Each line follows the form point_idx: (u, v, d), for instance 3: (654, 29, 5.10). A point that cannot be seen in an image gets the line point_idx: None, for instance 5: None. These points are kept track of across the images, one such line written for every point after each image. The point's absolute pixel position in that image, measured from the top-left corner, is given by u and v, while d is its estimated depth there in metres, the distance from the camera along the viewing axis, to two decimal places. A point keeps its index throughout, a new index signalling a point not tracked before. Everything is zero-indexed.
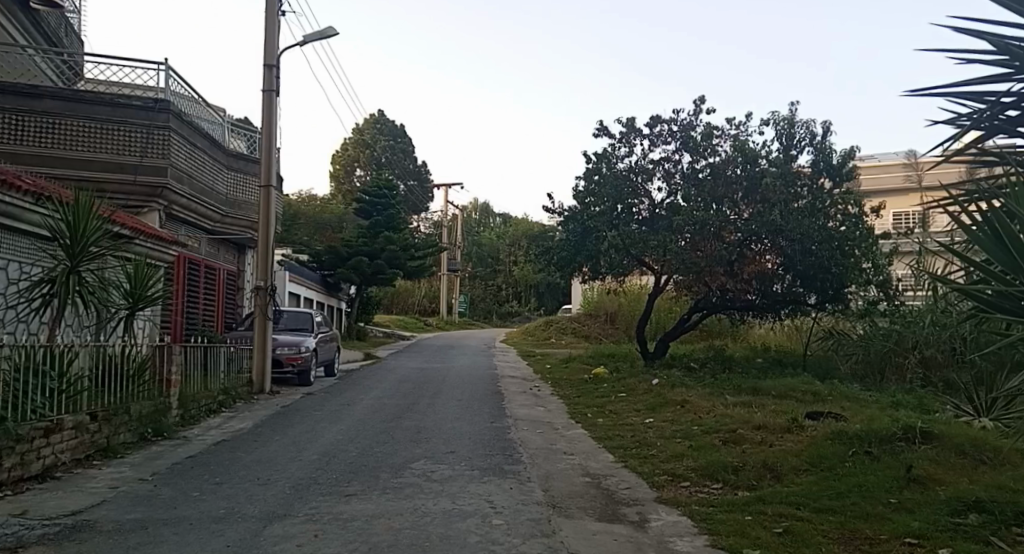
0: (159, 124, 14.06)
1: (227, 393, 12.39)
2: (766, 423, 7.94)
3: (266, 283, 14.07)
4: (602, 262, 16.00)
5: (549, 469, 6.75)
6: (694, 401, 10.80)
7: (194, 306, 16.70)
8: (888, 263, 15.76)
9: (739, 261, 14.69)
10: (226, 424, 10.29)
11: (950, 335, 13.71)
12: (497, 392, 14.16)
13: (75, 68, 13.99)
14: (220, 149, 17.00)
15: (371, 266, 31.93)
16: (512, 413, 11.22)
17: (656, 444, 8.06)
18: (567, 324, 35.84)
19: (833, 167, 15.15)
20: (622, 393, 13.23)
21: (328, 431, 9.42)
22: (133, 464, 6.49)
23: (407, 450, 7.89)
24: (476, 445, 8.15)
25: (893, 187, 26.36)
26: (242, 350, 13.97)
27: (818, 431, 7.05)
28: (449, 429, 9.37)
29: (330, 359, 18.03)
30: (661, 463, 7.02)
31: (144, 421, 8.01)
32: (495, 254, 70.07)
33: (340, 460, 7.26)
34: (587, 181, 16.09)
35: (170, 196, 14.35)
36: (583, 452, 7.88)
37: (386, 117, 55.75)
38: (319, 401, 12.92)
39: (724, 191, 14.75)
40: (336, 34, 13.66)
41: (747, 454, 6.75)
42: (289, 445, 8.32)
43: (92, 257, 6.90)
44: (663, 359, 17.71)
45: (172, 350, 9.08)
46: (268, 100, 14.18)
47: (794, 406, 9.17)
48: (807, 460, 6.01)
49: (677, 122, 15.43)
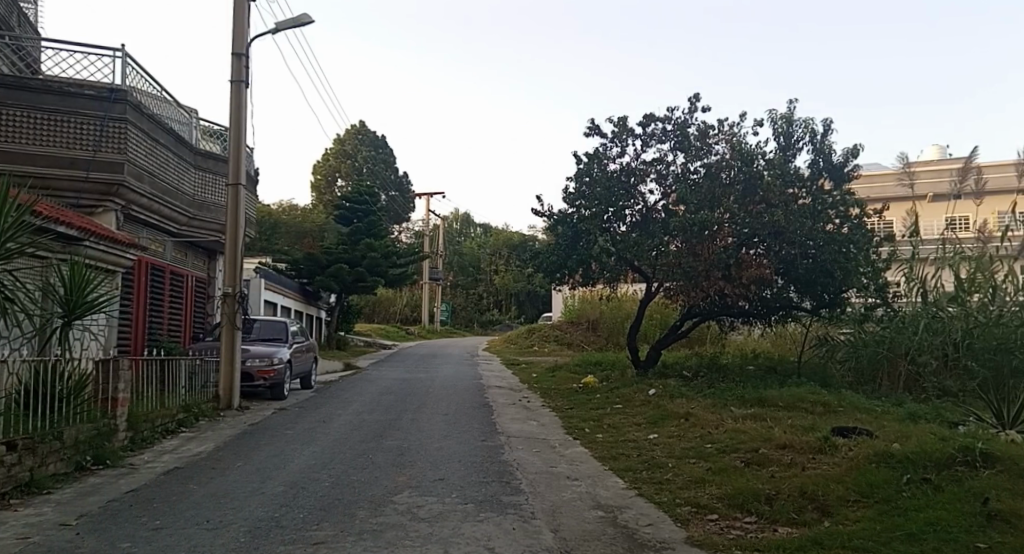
0: (115, 115, 13.05)
1: (188, 410, 11.43)
2: (792, 441, 6.95)
3: (235, 289, 13.06)
4: (594, 266, 15.11)
5: (554, 502, 5.88)
6: (699, 413, 9.87)
7: (157, 315, 15.59)
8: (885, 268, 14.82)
9: (733, 265, 13.30)
10: (182, 447, 9.47)
11: (943, 341, 12.62)
12: (484, 405, 13.18)
13: (29, 61, 12.95)
14: (186, 148, 15.96)
15: (351, 274, 30.94)
16: (504, 428, 10.30)
17: (668, 465, 7.15)
18: (551, 333, 34.87)
19: (836, 168, 14.16)
20: (617, 404, 12.32)
21: (300, 455, 8.47)
22: (58, 503, 6.28)
23: (387, 477, 7.01)
24: (468, 470, 7.25)
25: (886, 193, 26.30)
26: (206, 363, 12.88)
27: (856, 450, 6.09)
28: (435, 449, 8.50)
29: (306, 371, 16.96)
30: (680, 491, 6.15)
31: (82, 447, 7.85)
32: (477, 262, 68.75)
33: (308, 494, 6.39)
34: (577, 182, 15.14)
35: (127, 195, 13.31)
36: (590, 477, 6.98)
37: (367, 127, 54.73)
38: (292, 417, 11.87)
39: (720, 192, 13.66)
40: (311, 22, 12.76)
41: (778, 479, 5.87)
42: (253, 476, 7.41)
43: (8, 257, 5.89)
44: (655, 368, 16.82)
45: (118, 367, 8.81)
46: (237, 91, 13.21)
47: (813, 420, 8.14)
48: (855, 488, 5.12)
49: (671, 120, 14.47)
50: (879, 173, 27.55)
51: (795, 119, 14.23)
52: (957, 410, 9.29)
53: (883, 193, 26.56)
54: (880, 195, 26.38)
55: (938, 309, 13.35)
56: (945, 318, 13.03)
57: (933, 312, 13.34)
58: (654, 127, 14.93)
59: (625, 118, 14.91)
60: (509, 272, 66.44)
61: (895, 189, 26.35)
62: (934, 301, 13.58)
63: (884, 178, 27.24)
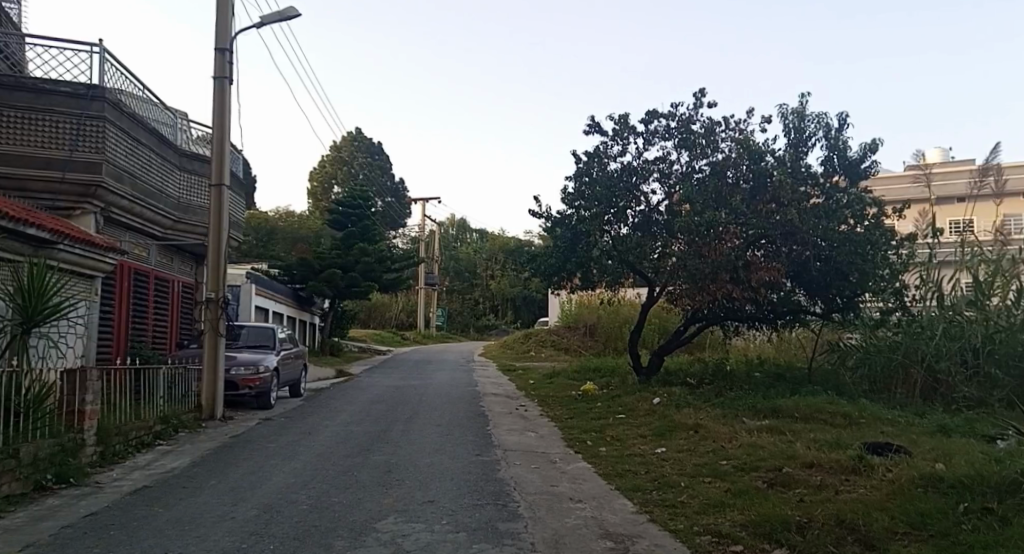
0: (92, 113, 12.33)
1: (167, 422, 10.75)
2: (819, 459, 6.29)
3: (217, 295, 12.39)
4: (593, 269, 14.46)
5: (557, 529, 5.24)
6: (709, 425, 9.18)
7: (140, 322, 14.88)
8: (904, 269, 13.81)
9: (743, 267, 12.51)
10: (155, 462, 8.79)
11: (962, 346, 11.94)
12: (479, 415, 12.51)
13: (16, 67, 12.33)
14: (170, 148, 15.25)
15: (345, 279, 30.21)
16: (500, 440, 9.63)
17: (680, 484, 6.50)
18: (547, 338, 34.21)
19: (852, 165, 13.49)
20: (621, 414, 11.64)
21: (281, 472, 7.81)
22: (5, 531, 5.62)
23: (372, 499, 6.36)
24: (462, 490, 6.60)
25: (903, 195, 25.54)
26: (187, 372, 12.20)
27: (896, 472, 5.49)
28: (426, 465, 7.85)
29: (294, 379, 16.24)
30: (696, 516, 5.51)
31: (42, 465, 7.14)
32: (473, 268, 68.11)
33: (282, 521, 5.73)
34: (577, 182, 14.49)
35: (105, 196, 12.60)
36: (595, 498, 6.32)
37: (363, 134, 54.05)
38: (277, 429, 11.20)
39: (727, 191, 13.02)
40: (297, 15, 12.13)
41: (809, 505, 5.27)
42: (227, 497, 6.76)
43: None
44: (657, 375, 16.08)
45: (86, 376, 8.12)
46: (220, 88, 12.56)
47: (838, 435, 7.45)
48: (904, 520, 4.51)
49: (676, 117, 13.83)
50: (894, 177, 26.92)
51: (807, 113, 13.60)
52: (988, 422, 8.58)
53: (899, 194, 25.84)
54: (895, 196, 25.66)
55: (955, 313, 12.71)
56: (963, 322, 12.37)
57: (949, 317, 12.69)
58: (657, 124, 14.29)
59: (627, 115, 14.28)
60: (507, 277, 65.74)
61: (911, 191, 25.63)
62: (951, 305, 12.92)
63: (900, 181, 26.53)
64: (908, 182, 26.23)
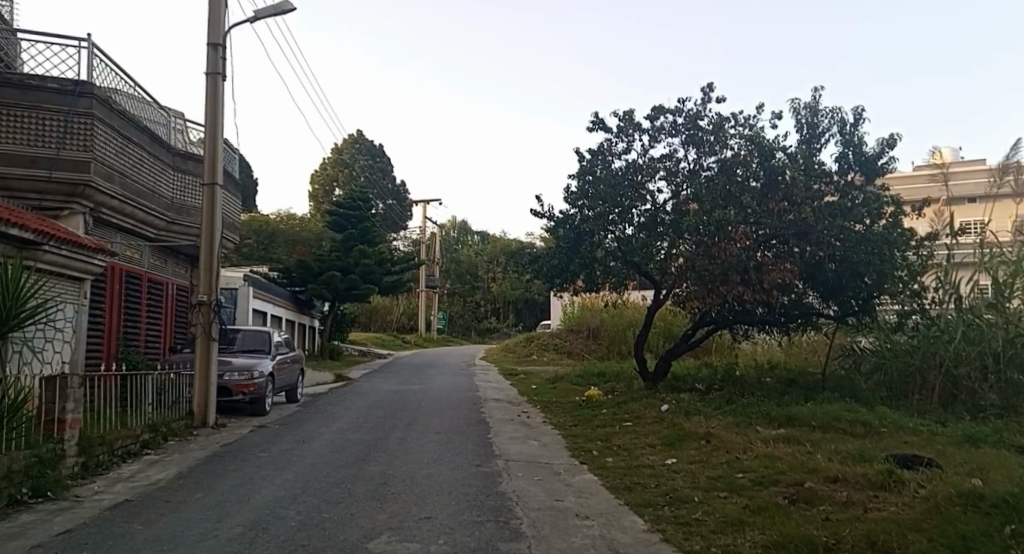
0: (80, 110, 11.95)
1: (155, 430, 10.36)
2: (844, 473, 5.89)
3: (210, 297, 11.99)
4: (598, 271, 14.05)
5: (563, 551, 4.83)
6: (722, 434, 8.77)
7: (131, 325, 14.50)
8: (922, 269, 13.34)
9: (754, 269, 12.10)
10: (140, 473, 8.37)
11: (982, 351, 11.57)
12: (480, 422, 12.10)
13: (6, 59, 11.95)
14: (163, 147, 14.89)
15: (344, 282, 29.91)
16: (501, 450, 9.22)
17: (693, 500, 6.09)
18: (550, 342, 33.81)
19: (868, 161, 13.09)
20: (627, 422, 11.23)
21: (270, 485, 7.39)
22: None
23: (364, 515, 5.95)
24: (461, 505, 6.20)
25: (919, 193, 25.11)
26: (178, 378, 11.79)
27: (929, 489, 5.11)
28: (423, 477, 7.44)
29: (290, 385, 15.81)
30: (713, 536, 5.09)
31: (16, 478, 6.73)
32: (475, 270, 67.78)
33: (267, 539, 5.32)
34: (581, 181, 14.10)
35: (94, 196, 12.21)
36: (603, 515, 5.91)
37: (364, 137, 53.80)
38: (271, 437, 10.80)
39: (736, 189, 12.63)
40: (293, 8, 11.78)
41: (836, 525, 4.88)
42: (210, 513, 6.33)
43: None
44: (664, 380, 15.63)
45: (67, 383, 7.70)
46: (213, 84, 12.19)
47: (863, 445, 7.04)
48: (946, 544, 4.13)
49: (683, 112, 13.42)
50: (909, 176, 26.50)
51: (820, 108, 13.19)
52: (1017, 431, 8.17)
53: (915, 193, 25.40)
54: (911, 195, 25.22)
55: (975, 316, 12.33)
56: (983, 326, 11.99)
57: (969, 320, 12.31)
58: (663, 121, 13.90)
59: (632, 111, 13.89)
60: (508, 280, 65.39)
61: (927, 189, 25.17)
62: (970, 308, 12.55)
63: (917, 180, 26.10)
64: (924, 181, 25.80)
